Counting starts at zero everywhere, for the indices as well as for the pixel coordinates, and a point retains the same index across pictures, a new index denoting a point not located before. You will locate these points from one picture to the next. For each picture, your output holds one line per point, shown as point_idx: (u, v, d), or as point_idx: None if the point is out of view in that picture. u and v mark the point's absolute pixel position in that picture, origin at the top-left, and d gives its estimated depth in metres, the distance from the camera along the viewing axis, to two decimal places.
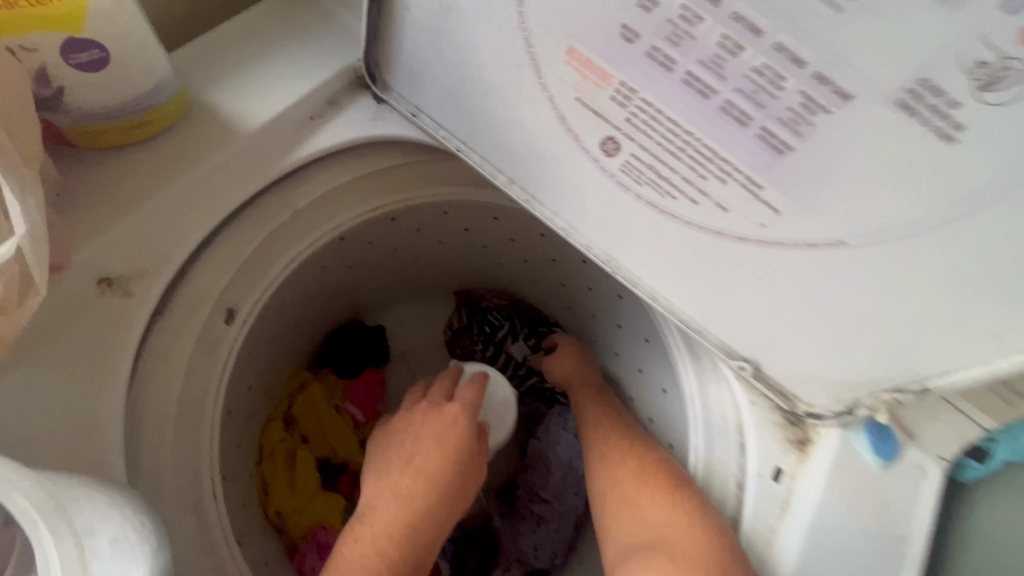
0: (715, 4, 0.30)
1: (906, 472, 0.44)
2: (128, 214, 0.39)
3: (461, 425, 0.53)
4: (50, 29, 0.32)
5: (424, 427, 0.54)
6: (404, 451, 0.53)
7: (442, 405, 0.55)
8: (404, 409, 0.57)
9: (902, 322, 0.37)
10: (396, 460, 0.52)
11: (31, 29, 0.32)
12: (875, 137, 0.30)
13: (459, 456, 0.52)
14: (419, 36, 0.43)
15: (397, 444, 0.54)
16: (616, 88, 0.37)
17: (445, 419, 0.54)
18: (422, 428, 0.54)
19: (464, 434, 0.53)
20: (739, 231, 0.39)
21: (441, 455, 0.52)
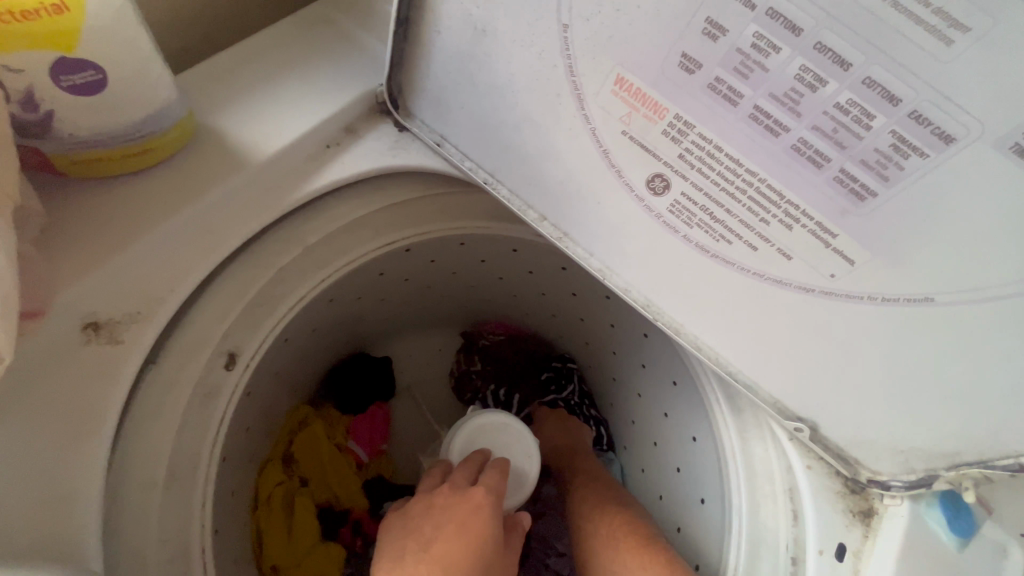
0: (796, 33, 0.27)
1: (984, 552, 0.39)
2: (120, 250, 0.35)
3: (487, 513, 0.43)
4: (39, 47, 0.28)
5: (442, 510, 0.43)
6: (416, 543, 0.41)
7: (465, 488, 0.44)
8: (417, 495, 0.46)
9: (994, 390, 0.32)
10: (400, 560, 0.40)
11: (17, 49, 0.28)
12: (981, 185, 0.26)
13: (481, 556, 0.40)
14: (450, 62, 0.39)
15: (407, 532, 0.42)
16: (669, 122, 0.33)
17: (468, 505, 0.43)
18: (440, 514, 0.42)
19: (490, 525, 0.42)
20: (804, 281, 0.35)
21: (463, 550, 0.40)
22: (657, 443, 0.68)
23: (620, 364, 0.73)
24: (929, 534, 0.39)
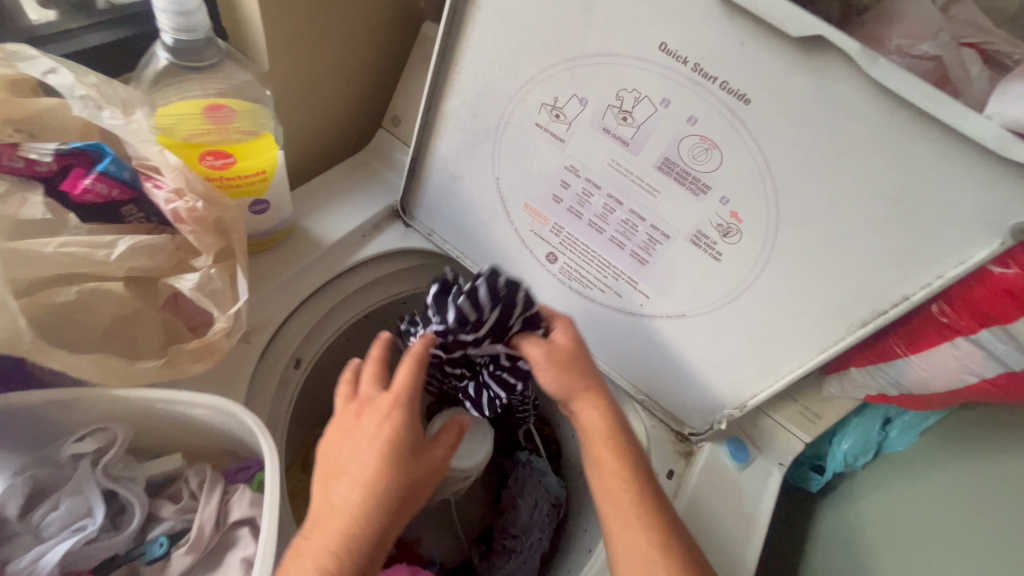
0: (597, 188, 0.58)
1: (756, 472, 0.65)
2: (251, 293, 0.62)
3: (394, 419, 0.49)
4: (243, 196, 0.54)
5: (358, 424, 0.49)
6: (341, 455, 0.49)
7: (376, 397, 0.50)
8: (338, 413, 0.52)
9: (726, 364, 0.60)
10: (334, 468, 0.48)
11: (238, 197, 0.53)
12: (685, 257, 0.56)
13: (398, 453, 0.47)
14: (436, 190, 0.70)
15: (337, 445, 0.49)
16: (552, 224, 0.64)
17: (379, 414, 0.49)
18: (358, 434, 0.49)
19: (401, 426, 0.48)
20: (630, 309, 0.64)
21: (374, 451, 0.47)
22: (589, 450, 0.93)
23: None
24: (720, 460, 0.66)
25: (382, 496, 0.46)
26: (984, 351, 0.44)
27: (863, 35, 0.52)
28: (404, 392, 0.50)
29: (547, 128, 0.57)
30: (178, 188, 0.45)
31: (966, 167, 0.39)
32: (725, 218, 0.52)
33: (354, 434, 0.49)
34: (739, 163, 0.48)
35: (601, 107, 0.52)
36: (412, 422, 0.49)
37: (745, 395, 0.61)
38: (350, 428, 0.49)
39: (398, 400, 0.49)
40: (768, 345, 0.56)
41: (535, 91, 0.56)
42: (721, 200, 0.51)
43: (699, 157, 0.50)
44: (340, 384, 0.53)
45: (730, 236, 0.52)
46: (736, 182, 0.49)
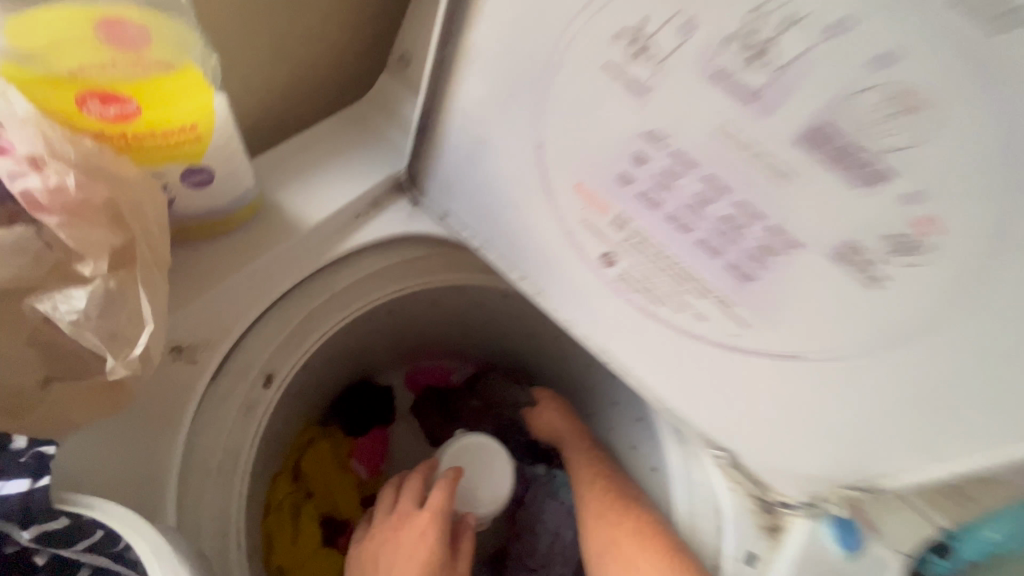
0: (692, 167, 0.38)
1: (869, 564, 0.48)
2: (206, 289, 0.47)
3: None
4: (168, 161, 0.40)
5: (397, 543, 0.52)
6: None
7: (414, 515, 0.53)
8: (400, 532, 0.53)
9: (851, 427, 0.43)
10: None
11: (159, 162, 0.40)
12: (821, 279, 0.37)
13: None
14: (457, 155, 0.52)
15: None
16: (614, 215, 0.45)
17: (417, 534, 0.52)
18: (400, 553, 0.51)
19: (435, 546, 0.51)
20: (715, 339, 0.46)
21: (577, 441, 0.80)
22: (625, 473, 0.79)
23: (595, 400, 0.85)
24: (822, 545, 0.48)
25: None
26: None
27: None
28: (437, 511, 0.53)
29: (621, 73, 0.37)
30: (31, 155, 0.36)
31: None
32: (901, 228, 0.32)
33: (383, 558, 0.52)
34: (959, 141, 0.28)
35: (718, 39, 0.32)
36: (442, 541, 0.52)
37: (872, 472, 0.44)
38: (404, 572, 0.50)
39: (431, 521, 0.52)
40: (923, 413, 0.39)
41: (608, 11, 0.35)
42: (903, 198, 0.31)
43: (882, 124, 0.30)
44: (400, 506, 0.55)
45: (908, 254, 0.33)
46: (939, 169, 0.30)
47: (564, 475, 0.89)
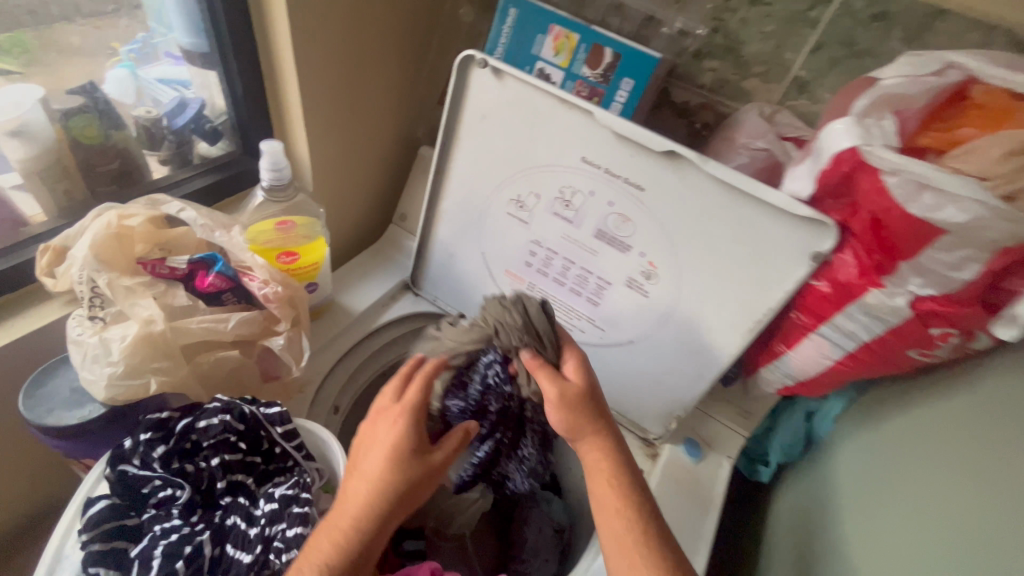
0: (556, 253, 0.79)
1: (709, 464, 0.81)
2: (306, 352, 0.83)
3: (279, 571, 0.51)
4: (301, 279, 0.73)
5: (373, 432, 0.57)
6: (355, 461, 0.57)
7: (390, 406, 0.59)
8: (377, 420, 0.59)
9: (668, 375, 0.79)
10: (365, 463, 0.55)
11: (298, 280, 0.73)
12: (625, 297, 0.77)
13: (397, 456, 0.55)
14: (439, 263, 0.92)
15: None
16: (527, 283, 0.85)
17: (389, 420, 0.57)
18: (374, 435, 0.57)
19: (403, 432, 0.56)
20: (592, 342, 0.83)
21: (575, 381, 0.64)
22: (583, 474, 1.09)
23: None
24: (678, 457, 0.81)
25: (380, 495, 0.53)
26: (828, 340, 0.63)
27: (723, 138, 0.77)
28: (409, 402, 0.58)
29: (516, 216, 0.80)
30: (266, 278, 0.65)
31: (776, 221, 0.60)
32: (643, 267, 0.73)
33: (371, 445, 0.57)
34: (647, 230, 0.70)
35: (551, 199, 0.76)
36: (413, 429, 0.56)
37: (688, 402, 0.79)
38: (376, 447, 0.56)
39: (401, 410, 0.57)
40: (692, 357, 0.76)
41: (504, 191, 0.79)
42: (639, 254, 0.72)
43: (620, 226, 0.72)
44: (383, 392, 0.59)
45: (650, 278, 0.73)
46: (645, 240, 0.71)
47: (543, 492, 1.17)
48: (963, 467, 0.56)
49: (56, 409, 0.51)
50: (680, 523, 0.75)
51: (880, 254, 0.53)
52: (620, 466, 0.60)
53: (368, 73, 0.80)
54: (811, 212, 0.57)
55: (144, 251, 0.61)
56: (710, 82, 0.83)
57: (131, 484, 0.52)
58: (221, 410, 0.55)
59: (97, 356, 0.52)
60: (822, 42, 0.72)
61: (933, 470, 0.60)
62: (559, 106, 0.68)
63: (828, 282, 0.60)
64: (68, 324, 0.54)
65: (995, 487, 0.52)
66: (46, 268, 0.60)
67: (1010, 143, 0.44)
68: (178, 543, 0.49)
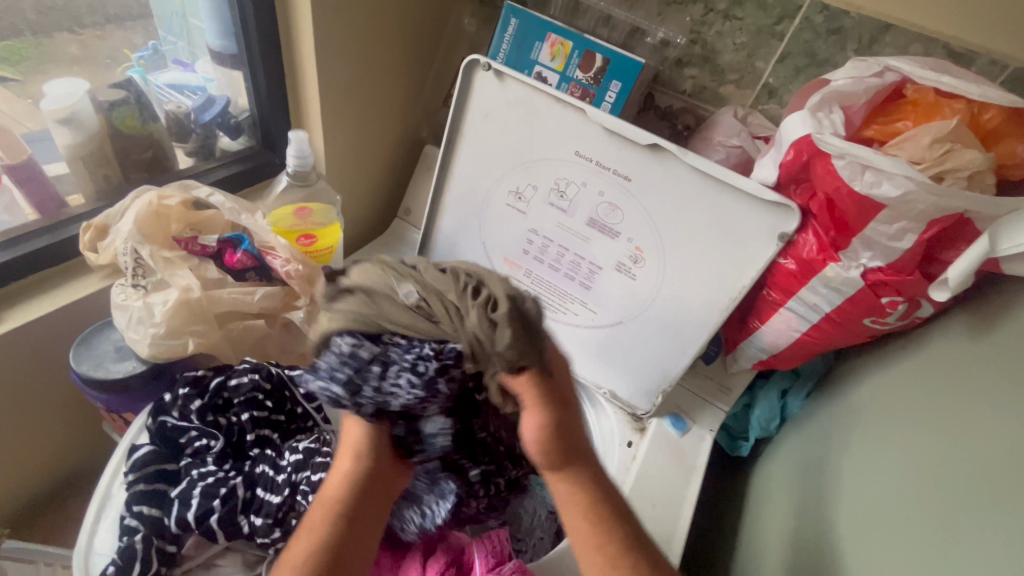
0: (550, 240, 0.86)
1: (693, 436, 0.87)
2: None
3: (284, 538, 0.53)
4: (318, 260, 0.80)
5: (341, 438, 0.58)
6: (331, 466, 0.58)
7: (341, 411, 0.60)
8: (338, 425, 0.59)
9: (655, 353, 0.86)
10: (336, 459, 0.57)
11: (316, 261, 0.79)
12: (615, 280, 0.84)
13: (355, 445, 0.56)
14: (442, 253, 0.98)
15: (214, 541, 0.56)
16: (524, 270, 0.92)
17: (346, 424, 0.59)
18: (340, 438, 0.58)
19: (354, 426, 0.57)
20: (585, 323, 0.90)
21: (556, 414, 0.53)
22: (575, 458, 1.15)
23: None
24: (665, 430, 0.88)
25: (346, 480, 0.54)
26: (796, 314, 0.71)
27: (701, 137, 0.85)
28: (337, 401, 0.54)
29: (514, 206, 0.87)
30: (289, 256, 0.70)
31: (748, 205, 0.68)
32: (631, 251, 0.80)
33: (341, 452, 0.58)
34: (634, 217, 0.78)
35: (547, 190, 0.83)
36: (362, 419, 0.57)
37: (671, 377, 0.86)
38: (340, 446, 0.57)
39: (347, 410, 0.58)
40: (675, 334, 0.83)
41: (504, 184, 0.86)
42: (627, 239, 0.80)
43: (610, 213, 0.79)
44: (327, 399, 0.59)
45: (638, 261, 0.81)
46: (633, 227, 0.78)
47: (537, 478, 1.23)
48: (922, 439, 0.63)
49: (103, 367, 0.58)
50: (667, 488, 0.81)
51: (835, 231, 0.62)
52: (604, 505, 0.54)
53: (378, 75, 0.88)
54: (776, 196, 0.65)
55: (179, 230, 0.68)
56: (690, 88, 0.91)
57: (170, 431, 0.57)
58: (251, 370, 0.61)
59: (141, 319, 0.58)
60: (787, 53, 0.81)
61: (895, 444, 0.67)
62: (556, 105, 0.76)
63: (794, 260, 0.67)
64: (112, 292, 0.60)
65: (949, 439, 0.59)
66: (88, 244, 0.65)
67: (937, 132, 0.53)
68: (214, 484, 0.54)
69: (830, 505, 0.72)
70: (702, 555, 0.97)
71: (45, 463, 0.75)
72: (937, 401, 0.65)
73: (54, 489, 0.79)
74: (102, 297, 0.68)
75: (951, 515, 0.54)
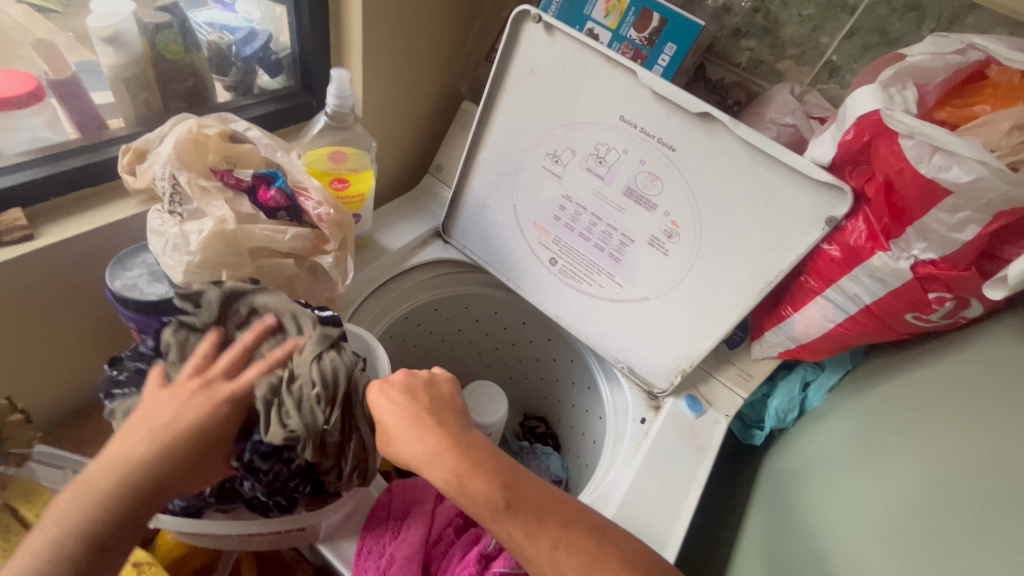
0: (583, 208, 0.84)
1: (708, 419, 0.86)
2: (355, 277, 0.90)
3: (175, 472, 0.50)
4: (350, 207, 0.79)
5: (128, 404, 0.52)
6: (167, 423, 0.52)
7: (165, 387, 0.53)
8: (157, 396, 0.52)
9: (679, 331, 0.84)
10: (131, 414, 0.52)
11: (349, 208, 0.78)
12: (646, 254, 0.82)
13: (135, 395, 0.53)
14: (471, 213, 0.97)
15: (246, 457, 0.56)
16: (553, 236, 0.90)
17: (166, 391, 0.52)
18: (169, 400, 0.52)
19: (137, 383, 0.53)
20: (610, 296, 0.89)
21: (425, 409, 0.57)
22: (584, 432, 1.15)
23: (561, 386, 1.23)
24: (680, 410, 0.87)
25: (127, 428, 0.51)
26: (833, 303, 0.69)
27: (753, 112, 0.81)
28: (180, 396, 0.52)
29: (550, 169, 0.85)
30: (321, 200, 0.70)
31: (797, 184, 0.65)
32: (666, 225, 0.78)
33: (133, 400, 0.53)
34: (672, 189, 0.75)
35: (585, 155, 0.81)
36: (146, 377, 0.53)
37: (692, 358, 0.84)
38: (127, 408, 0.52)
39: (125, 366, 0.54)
40: (703, 315, 0.81)
41: (542, 145, 0.84)
42: (664, 212, 0.77)
43: (649, 184, 0.77)
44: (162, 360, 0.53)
45: (672, 236, 0.78)
46: (671, 200, 0.76)
47: (543, 447, 1.24)
48: (956, 443, 0.62)
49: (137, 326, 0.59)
50: (677, 468, 0.80)
51: (890, 219, 0.59)
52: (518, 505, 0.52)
53: (424, 21, 0.85)
54: (830, 177, 0.62)
55: (215, 161, 0.68)
56: (745, 61, 0.87)
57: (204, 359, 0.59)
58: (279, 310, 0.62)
59: (177, 245, 0.59)
60: (856, 29, 0.77)
61: (926, 446, 0.65)
62: (605, 65, 0.73)
63: (839, 247, 0.65)
64: (149, 217, 0.61)
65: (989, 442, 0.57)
66: (126, 166, 0.66)
67: (1018, 118, 0.49)
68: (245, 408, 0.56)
69: (847, 500, 0.71)
70: (703, 537, 0.98)
71: (70, 381, 0.77)
72: (976, 406, 0.63)
73: (88, 403, 0.82)
74: (139, 221, 0.69)
75: (987, 521, 0.53)
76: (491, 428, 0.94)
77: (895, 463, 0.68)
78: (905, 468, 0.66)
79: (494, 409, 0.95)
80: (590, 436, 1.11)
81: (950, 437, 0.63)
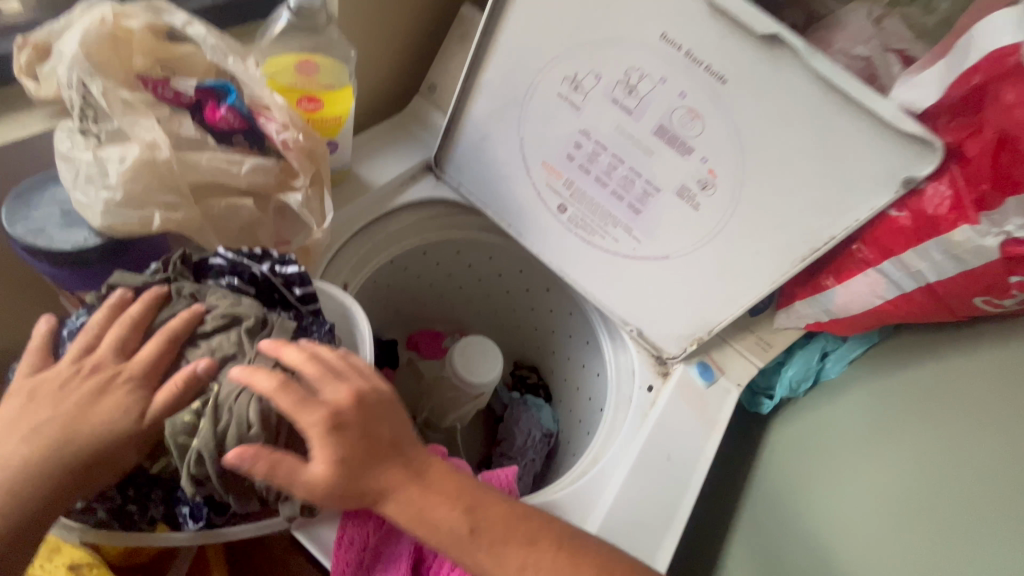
0: (603, 149, 0.72)
1: (719, 389, 0.80)
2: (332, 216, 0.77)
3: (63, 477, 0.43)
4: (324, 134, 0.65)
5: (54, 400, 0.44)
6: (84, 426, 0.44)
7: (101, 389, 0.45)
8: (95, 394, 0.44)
9: (700, 295, 0.75)
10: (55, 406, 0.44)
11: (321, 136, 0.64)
12: (673, 207, 0.71)
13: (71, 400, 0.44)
14: (469, 146, 0.83)
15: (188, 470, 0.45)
16: (564, 180, 0.78)
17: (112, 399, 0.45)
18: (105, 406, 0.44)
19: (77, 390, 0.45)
20: (625, 252, 0.78)
21: (370, 443, 0.47)
22: (580, 387, 1.09)
23: (557, 339, 1.15)
24: (690, 378, 0.80)
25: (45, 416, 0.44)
26: (886, 278, 0.60)
27: (816, 38, 0.67)
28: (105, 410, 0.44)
29: (567, 98, 0.71)
30: (285, 122, 0.56)
31: (871, 134, 0.54)
32: (703, 176, 0.66)
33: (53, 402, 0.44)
34: (715, 132, 0.63)
35: (613, 83, 0.66)
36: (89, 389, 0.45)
37: (711, 325, 0.76)
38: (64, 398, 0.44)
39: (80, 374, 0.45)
40: (727, 282, 0.72)
41: (559, 66, 0.69)
42: (701, 161, 0.66)
43: (687, 124, 0.64)
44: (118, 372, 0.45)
45: (707, 190, 0.67)
46: (712, 145, 0.64)
47: (535, 398, 1.19)
48: (1004, 438, 0.56)
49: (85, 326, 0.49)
50: (686, 441, 0.75)
51: (989, 185, 0.50)
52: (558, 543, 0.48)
53: None
54: (919, 128, 0.51)
55: (144, 66, 0.52)
56: None
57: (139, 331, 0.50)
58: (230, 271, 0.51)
59: (94, 177, 0.46)
60: None
61: (966, 438, 0.60)
62: None
63: (911, 214, 0.55)
64: (56, 138, 0.47)
65: None
66: (24, 67, 0.50)
67: None
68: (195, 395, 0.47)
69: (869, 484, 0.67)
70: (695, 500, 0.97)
71: None
72: None
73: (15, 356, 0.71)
74: (51, 142, 0.54)
75: None
76: (485, 386, 0.87)
77: (926, 450, 0.63)
78: (946, 462, 0.61)
79: (489, 367, 0.87)
80: (587, 392, 1.06)
81: (997, 431, 0.57)
